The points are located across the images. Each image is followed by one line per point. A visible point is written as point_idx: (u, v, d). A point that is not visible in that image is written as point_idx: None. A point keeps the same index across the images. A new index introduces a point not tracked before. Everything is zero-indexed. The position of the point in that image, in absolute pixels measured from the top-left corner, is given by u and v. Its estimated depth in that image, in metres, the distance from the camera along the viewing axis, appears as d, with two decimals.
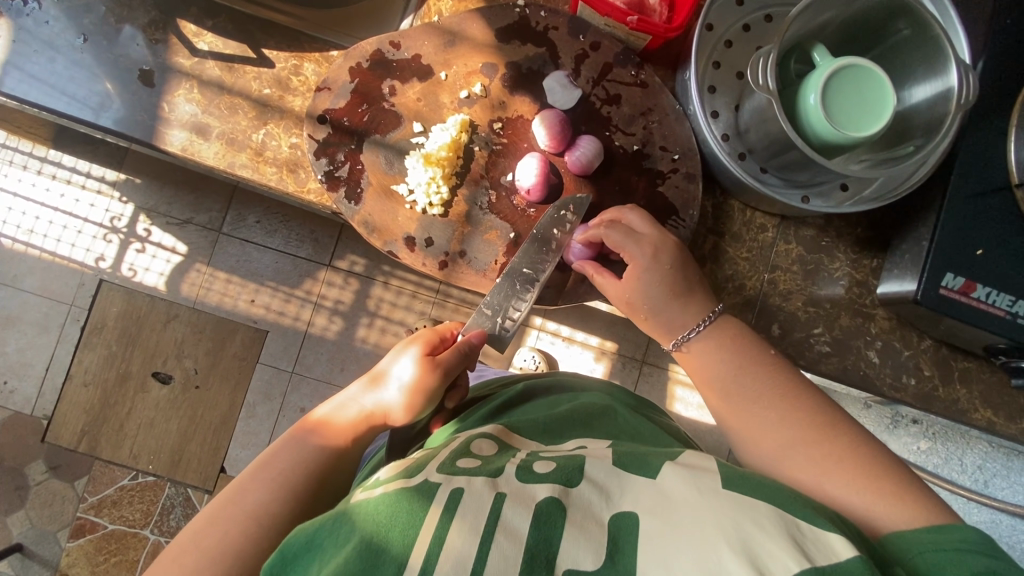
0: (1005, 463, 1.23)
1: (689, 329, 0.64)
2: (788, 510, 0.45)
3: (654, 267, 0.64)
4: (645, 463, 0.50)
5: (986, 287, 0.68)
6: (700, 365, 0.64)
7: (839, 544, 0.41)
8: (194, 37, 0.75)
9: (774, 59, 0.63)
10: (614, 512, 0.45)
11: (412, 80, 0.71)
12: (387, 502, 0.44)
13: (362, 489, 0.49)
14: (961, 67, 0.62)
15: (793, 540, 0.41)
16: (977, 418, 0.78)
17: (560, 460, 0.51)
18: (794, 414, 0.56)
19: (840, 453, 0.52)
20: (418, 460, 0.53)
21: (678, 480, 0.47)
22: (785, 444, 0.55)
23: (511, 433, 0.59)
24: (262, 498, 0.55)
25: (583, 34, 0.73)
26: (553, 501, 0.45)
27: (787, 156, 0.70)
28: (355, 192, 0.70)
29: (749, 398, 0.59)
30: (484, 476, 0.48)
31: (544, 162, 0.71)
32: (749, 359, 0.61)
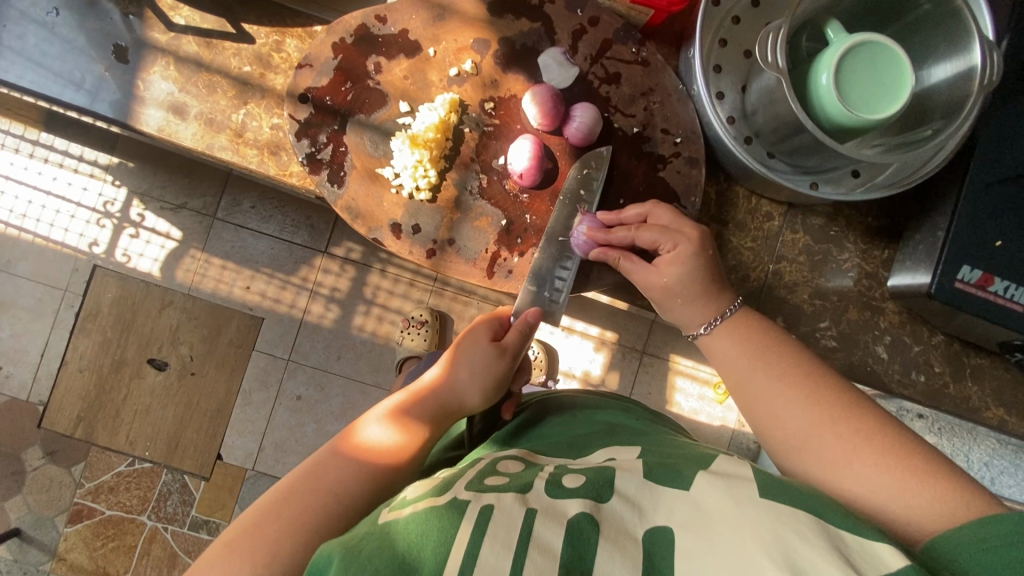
0: (1012, 459, 1.21)
1: (714, 319, 0.60)
2: (830, 519, 0.42)
3: (691, 260, 0.60)
4: (678, 473, 0.49)
5: (1005, 280, 0.64)
6: (719, 351, 0.60)
7: (886, 552, 0.39)
8: (170, 10, 0.71)
9: (784, 35, 0.59)
10: (648, 528, 0.43)
11: (399, 57, 0.67)
12: (417, 521, 0.42)
13: (388, 508, 0.47)
14: (985, 45, 0.58)
15: (839, 551, 0.39)
16: (988, 416, 0.75)
17: (588, 474, 0.49)
18: (818, 391, 0.53)
19: (873, 434, 0.49)
20: (443, 479, 0.51)
21: (715, 490, 0.45)
22: (811, 425, 0.51)
23: (535, 454, 0.57)
24: (321, 506, 0.48)
25: (581, 9, 0.68)
26: (586, 516, 0.43)
27: (797, 139, 0.66)
28: (337, 176, 0.67)
29: (774, 373, 0.55)
30: (514, 491, 0.46)
31: (538, 145, 0.67)
32: (770, 338, 0.57)
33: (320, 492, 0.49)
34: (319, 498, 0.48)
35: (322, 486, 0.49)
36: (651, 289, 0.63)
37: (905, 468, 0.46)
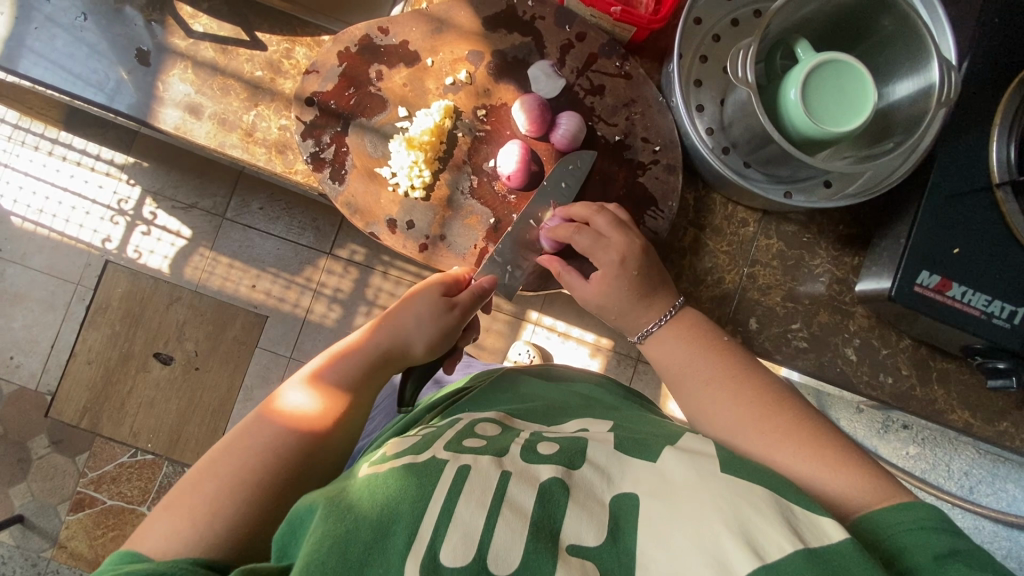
0: (993, 472, 1.24)
1: (650, 326, 0.66)
2: (783, 494, 0.46)
3: (622, 270, 0.66)
4: (645, 445, 0.53)
5: (962, 286, 0.68)
6: (662, 356, 0.65)
7: (828, 525, 0.43)
8: (190, 19, 0.77)
9: (753, 53, 0.64)
10: (614, 493, 0.47)
11: (399, 65, 0.72)
12: (398, 476, 0.47)
13: (370, 463, 0.52)
14: (943, 65, 0.62)
15: (789, 525, 0.43)
16: (953, 419, 0.78)
17: (563, 442, 0.53)
18: (742, 393, 0.59)
19: (789, 429, 0.55)
20: (424, 439, 0.55)
21: (679, 462, 0.49)
22: (736, 423, 0.57)
23: (511, 417, 0.61)
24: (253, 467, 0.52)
25: (569, 25, 0.73)
26: (556, 481, 0.47)
27: (768, 149, 0.70)
28: (339, 173, 0.72)
29: (707, 376, 0.62)
30: (490, 454, 0.50)
31: (526, 150, 0.73)
32: (708, 345, 0.64)
33: (250, 455, 0.53)
34: (259, 457, 0.53)
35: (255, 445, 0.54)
36: (592, 295, 0.68)
37: (819, 459, 0.52)
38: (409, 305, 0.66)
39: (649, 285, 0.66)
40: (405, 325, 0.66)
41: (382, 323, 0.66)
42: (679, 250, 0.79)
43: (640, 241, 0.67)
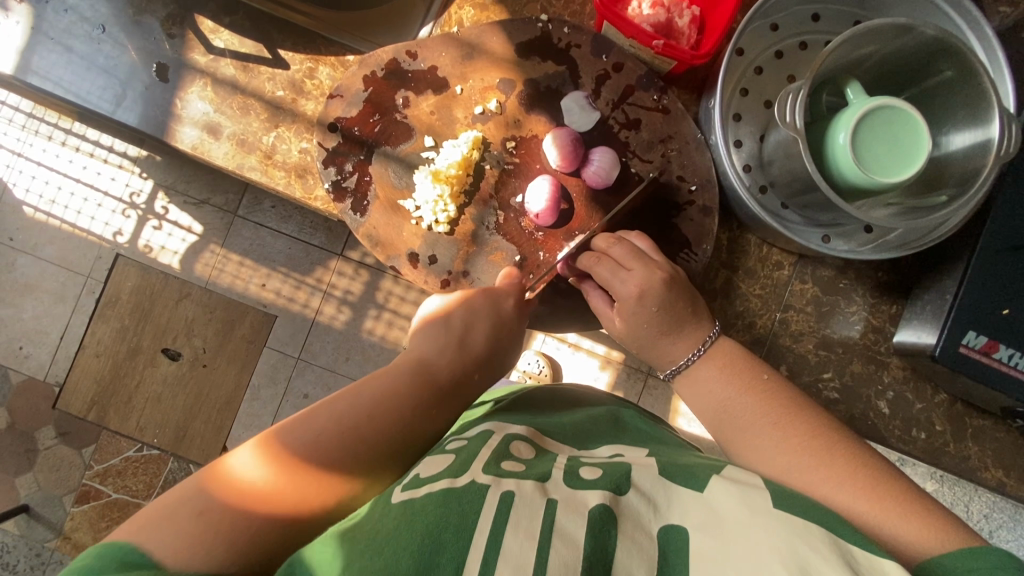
0: (1010, 513, 1.21)
1: (683, 359, 0.65)
2: (841, 534, 0.45)
3: (644, 307, 0.64)
4: (690, 473, 0.51)
5: (1009, 348, 0.65)
6: (697, 392, 0.64)
7: (894, 570, 0.42)
8: (210, 33, 0.74)
9: (804, 97, 0.61)
10: (663, 525, 0.45)
11: (427, 92, 0.69)
12: (437, 501, 0.44)
13: (402, 487, 0.47)
14: (1004, 117, 0.59)
15: (850, 567, 0.41)
16: (986, 477, 0.75)
17: (605, 468, 0.52)
18: (780, 435, 0.57)
19: (840, 476, 0.53)
20: (459, 457, 0.52)
21: (727, 495, 0.47)
22: (783, 469, 0.55)
23: (542, 436, 0.59)
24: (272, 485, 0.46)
25: (606, 55, 0.70)
26: (606, 509, 0.45)
27: (811, 196, 0.67)
28: (361, 204, 0.69)
29: (744, 424, 0.60)
30: (532, 480, 0.48)
31: (556, 186, 0.70)
32: (743, 385, 0.61)
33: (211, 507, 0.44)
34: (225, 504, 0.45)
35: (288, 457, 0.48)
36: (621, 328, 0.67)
37: (870, 498, 0.51)
38: (473, 329, 0.61)
39: (674, 319, 0.64)
40: (470, 349, 0.60)
41: (443, 339, 0.60)
42: (709, 291, 0.75)
43: (659, 274, 0.64)
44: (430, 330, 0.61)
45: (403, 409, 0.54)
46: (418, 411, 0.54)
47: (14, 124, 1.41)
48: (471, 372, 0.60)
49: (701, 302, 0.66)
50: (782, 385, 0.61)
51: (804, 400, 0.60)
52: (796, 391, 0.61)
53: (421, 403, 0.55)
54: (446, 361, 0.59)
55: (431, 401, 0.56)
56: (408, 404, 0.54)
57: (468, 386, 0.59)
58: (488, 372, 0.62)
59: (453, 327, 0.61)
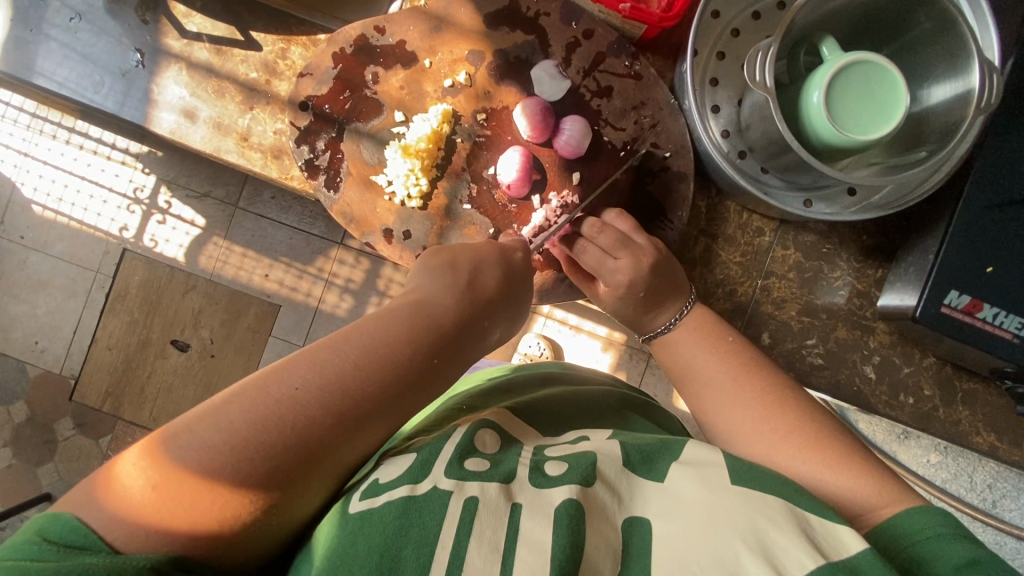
0: (1017, 485, 1.19)
1: (661, 327, 0.65)
2: (796, 501, 0.45)
3: (631, 281, 0.63)
4: (652, 462, 0.50)
5: (994, 307, 0.63)
6: (675, 358, 0.64)
7: (848, 535, 0.42)
8: (184, 18, 0.75)
9: (774, 54, 0.59)
10: (626, 516, 0.45)
11: (396, 67, 0.70)
12: (394, 513, 0.43)
13: (360, 493, 0.46)
14: (984, 66, 0.56)
15: (808, 538, 0.42)
16: (978, 442, 0.74)
17: (571, 460, 0.50)
18: (744, 393, 0.57)
19: (790, 427, 0.54)
20: (420, 456, 0.50)
21: (686, 481, 0.47)
22: (753, 431, 0.55)
23: (510, 421, 0.57)
24: (250, 440, 0.40)
25: (575, 21, 0.69)
26: (572, 503, 0.44)
27: (787, 157, 0.64)
28: (334, 182, 0.70)
29: (704, 380, 0.60)
30: (497, 482, 0.46)
31: (526, 157, 0.70)
32: (713, 346, 0.62)
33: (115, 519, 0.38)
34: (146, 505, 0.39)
35: (273, 405, 0.41)
36: (610, 306, 0.67)
37: (828, 456, 0.51)
38: (484, 273, 0.57)
39: (662, 290, 0.63)
40: (480, 292, 0.55)
41: (449, 282, 0.55)
42: (688, 260, 0.75)
43: (645, 259, 0.63)
44: (436, 271, 0.56)
45: (408, 363, 0.47)
46: (417, 358, 0.48)
47: (19, 123, 1.44)
48: (478, 316, 0.55)
49: (681, 277, 0.65)
50: (748, 347, 0.62)
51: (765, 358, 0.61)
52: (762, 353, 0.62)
53: (428, 349, 0.49)
54: (452, 303, 0.53)
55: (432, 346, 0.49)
56: (414, 356, 0.48)
57: (472, 331, 0.53)
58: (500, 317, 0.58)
59: (458, 273, 0.56)
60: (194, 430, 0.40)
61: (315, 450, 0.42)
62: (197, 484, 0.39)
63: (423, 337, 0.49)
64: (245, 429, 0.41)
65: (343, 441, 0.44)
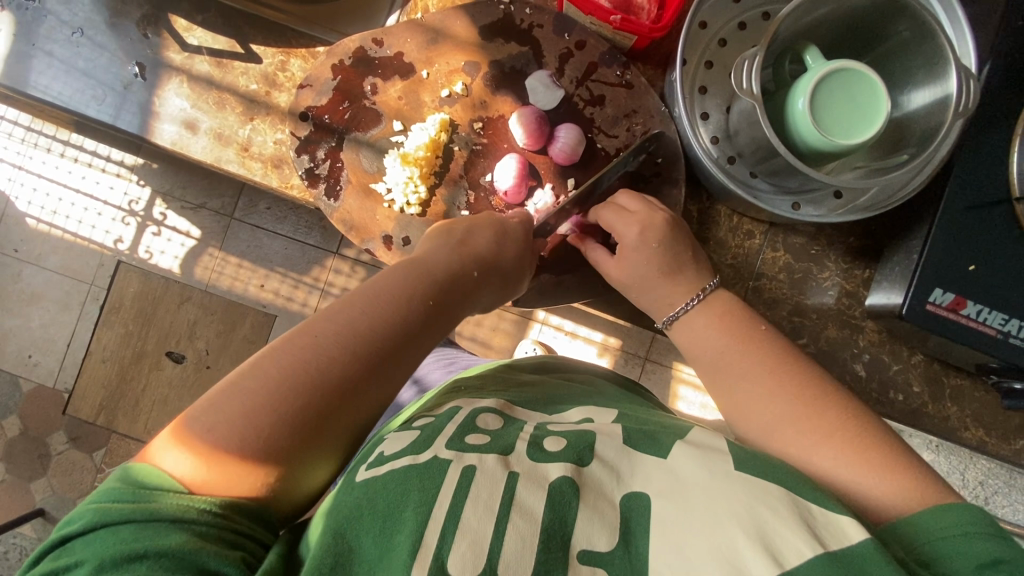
0: (1007, 481, 1.21)
1: (680, 307, 0.66)
2: (800, 493, 0.46)
3: (637, 241, 0.66)
4: (655, 440, 0.51)
5: (977, 304, 0.65)
6: (693, 340, 0.65)
7: (849, 526, 0.43)
8: (184, 32, 0.77)
9: (759, 62, 0.61)
10: (625, 492, 0.46)
11: (394, 78, 0.71)
12: (396, 479, 0.45)
13: (366, 464, 0.49)
14: (961, 73, 0.59)
15: (806, 525, 0.43)
16: (967, 437, 0.76)
17: (571, 437, 0.51)
18: (759, 382, 0.59)
19: (806, 416, 0.55)
20: (424, 432, 0.51)
21: (687, 459, 0.48)
22: (772, 419, 0.57)
23: (512, 404, 0.58)
24: (284, 386, 0.46)
25: (568, 33, 0.71)
26: (567, 481, 0.46)
27: (775, 162, 0.66)
28: (334, 190, 0.72)
29: (726, 367, 0.62)
30: (496, 453, 0.48)
31: (522, 164, 0.73)
32: (738, 334, 0.62)
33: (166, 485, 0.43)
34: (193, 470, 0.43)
35: (290, 358, 0.47)
36: (615, 277, 0.69)
37: (845, 448, 0.52)
38: (474, 235, 0.63)
39: (672, 263, 0.66)
40: (475, 250, 0.61)
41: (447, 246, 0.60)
42: None
43: (645, 216, 0.66)
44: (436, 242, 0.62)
45: (406, 310, 0.53)
46: (417, 307, 0.54)
47: (15, 137, 1.44)
48: (472, 269, 0.60)
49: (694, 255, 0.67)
50: (775, 339, 0.62)
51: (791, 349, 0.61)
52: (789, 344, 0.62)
53: (423, 298, 0.55)
54: (448, 262, 0.59)
55: (432, 295, 0.56)
56: (412, 305, 0.54)
57: (468, 282, 0.59)
58: (492, 274, 0.62)
59: (454, 237, 0.62)
60: (221, 398, 0.45)
61: (334, 398, 0.48)
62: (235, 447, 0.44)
63: (419, 286, 0.55)
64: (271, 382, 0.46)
65: (365, 384, 0.49)
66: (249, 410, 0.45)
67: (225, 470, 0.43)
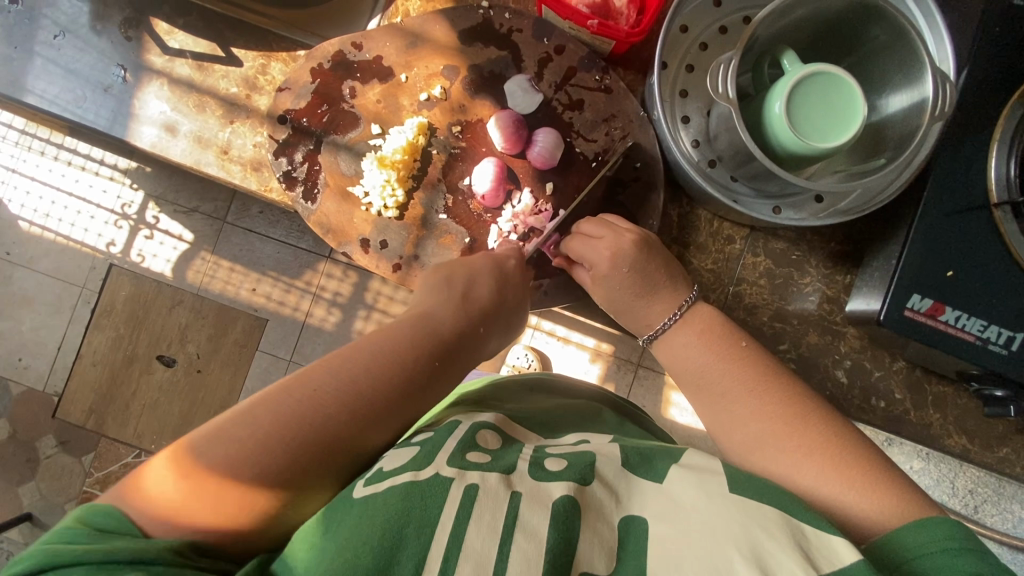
0: (997, 489, 1.21)
1: (659, 324, 0.65)
2: (793, 514, 0.45)
3: (611, 272, 0.65)
4: (651, 463, 0.51)
5: (955, 310, 0.65)
6: (676, 356, 0.64)
7: (843, 547, 0.42)
8: (166, 35, 0.77)
9: (735, 66, 0.61)
10: (624, 515, 0.46)
11: (373, 81, 0.72)
12: (397, 496, 0.44)
13: (364, 481, 0.47)
14: (938, 77, 0.59)
15: (801, 547, 0.42)
16: (950, 445, 0.75)
17: (570, 458, 0.51)
18: (738, 393, 0.58)
19: (779, 427, 0.55)
20: (425, 447, 0.50)
21: (687, 484, 0.47)
22: (754, 431, 0.56)
23: (510, 422, 0.58)
24: (283, 431, 0.46)
25: (547, 37, 0.72)
26: (569, 501, 0.44)
27: (753, 166, 0.66)
28: (311, 193, 0.72)
29: (711, 380, 0.60)
30: (498, 472, 0.47)
31: (501, 168, 0.73)
32: (721, 348, 0.61)
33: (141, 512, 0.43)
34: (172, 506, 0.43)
35: (297, 399, 0.47)
36: (596, 293, 0.67)
37: (824, 464, 0.52)
38: (475, 285, 0.63)
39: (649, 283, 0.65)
40: (472, 303, 0.61)
41: (447, 296, 0.61)
42: None
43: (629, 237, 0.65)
44: (436, 286, 0.63)
45: (411, 366, 0.53)
46: (424, 364, 0.54)
47: (7, 141, 1.45)
48: (473, 324, 0.60)
49: (676, 268, 0.66)
50: (761, 356, 0.61)
51: (772, 361, 0.61)
52: (774, 360, 0.61)
53: (428, 354, 0.55)
54: (449, 314, 0.59)
55: (458, 339, 0.58)
56: (420, 360, 0.54)
57: (473, 337, 0.60)
58: (495, 325, 0.63)
59: (453, 286, 0.62)
60: (214, 439, 0.45)
61: (330, 445, 0.47)
62: (205, 493, 0.43)
63: (433, 332, 0.57)
64: (267, 426, 0.45)
65: (353, 439, 0.49)
66: (242, 449, 0.44)
67: (194, 512, 0.43)
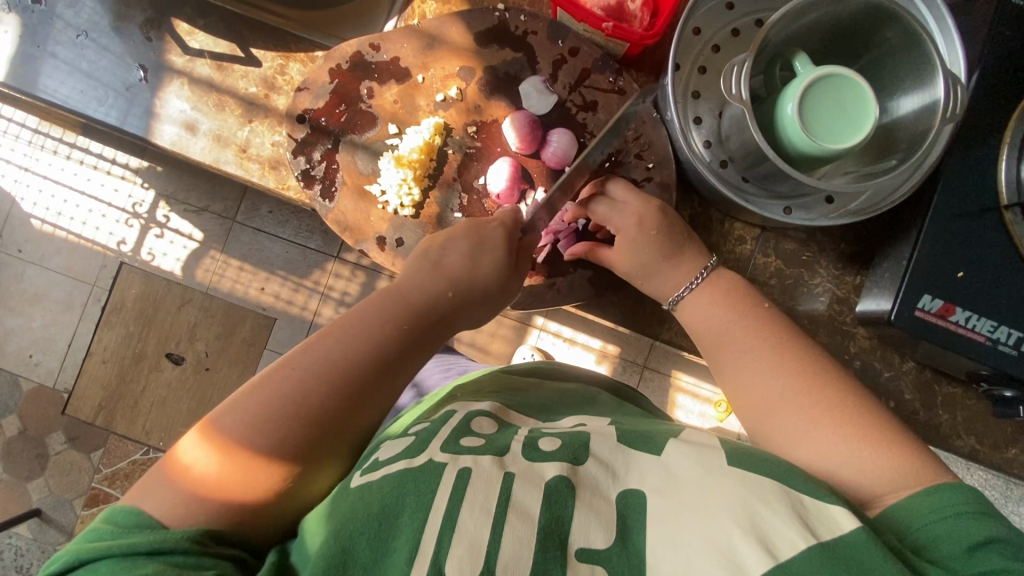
0: (1003, 492, 1.21)
1: (682, 288, 0.66)
2: (791, 484, 0.45)
3: None
4: (650, 440, 0.51)
5: (965, 310, 0.66)
6: (697, 320, 0.64)
7: (841, 515, 0.43)
8: (186, 36, 0.78)
9: (748, 68, 0.62)
10: (620, 490, 0.46)
11: (390, 82, 0.73)
12: (390, 484, 0.46)
13: (360, 471, 0.49)
14: (950, 79, 0.60)
15: (799, 516, 0.42)
16: (958, 445, 0.75)
17: (564, 436, 0.51)
18: (762, 361, 0.58)
19: (805, 393, 0.55)
20: (416, 437, 0.52)
21: (685, 459, 0.48)
22: (778, 394, 0.56)
23: (508, 410, 0.58)
24: (324, 381, 0.50)
25: (562, 39, 0.73)
26: (562, 480, 0.46)
27: (765, 166, 0.67)
28: (329, 191, 0.73)
29: (734, 344, 0.61)
30: (491, 454, 0.48)
31: (515, 167, 0.74)
32: (743, 312, 0.62)
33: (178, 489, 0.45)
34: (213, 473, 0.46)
35: (325, 357, 0.50)
36: None
37: (845, 428, 0.52)
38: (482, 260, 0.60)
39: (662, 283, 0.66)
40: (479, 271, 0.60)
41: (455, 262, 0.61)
42: None
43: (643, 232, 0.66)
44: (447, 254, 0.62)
45: (424, 321, 0.56)
46: (432, 317, 0.56)
47: (21, 139, 1.46)
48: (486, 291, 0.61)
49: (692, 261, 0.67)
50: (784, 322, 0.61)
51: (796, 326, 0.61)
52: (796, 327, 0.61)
53: (439, 309, 0.57)
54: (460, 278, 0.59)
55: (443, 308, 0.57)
56: (431, 314, 0.56)
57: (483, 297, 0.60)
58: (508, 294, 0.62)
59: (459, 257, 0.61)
60: (248, 399, 0.48)
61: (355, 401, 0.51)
62: (243, 465, 0.46)
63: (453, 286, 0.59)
64: (297, 386, 0.49)
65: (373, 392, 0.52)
66: (284, 404, 0.48)
67: (229, 486, 0.46)
